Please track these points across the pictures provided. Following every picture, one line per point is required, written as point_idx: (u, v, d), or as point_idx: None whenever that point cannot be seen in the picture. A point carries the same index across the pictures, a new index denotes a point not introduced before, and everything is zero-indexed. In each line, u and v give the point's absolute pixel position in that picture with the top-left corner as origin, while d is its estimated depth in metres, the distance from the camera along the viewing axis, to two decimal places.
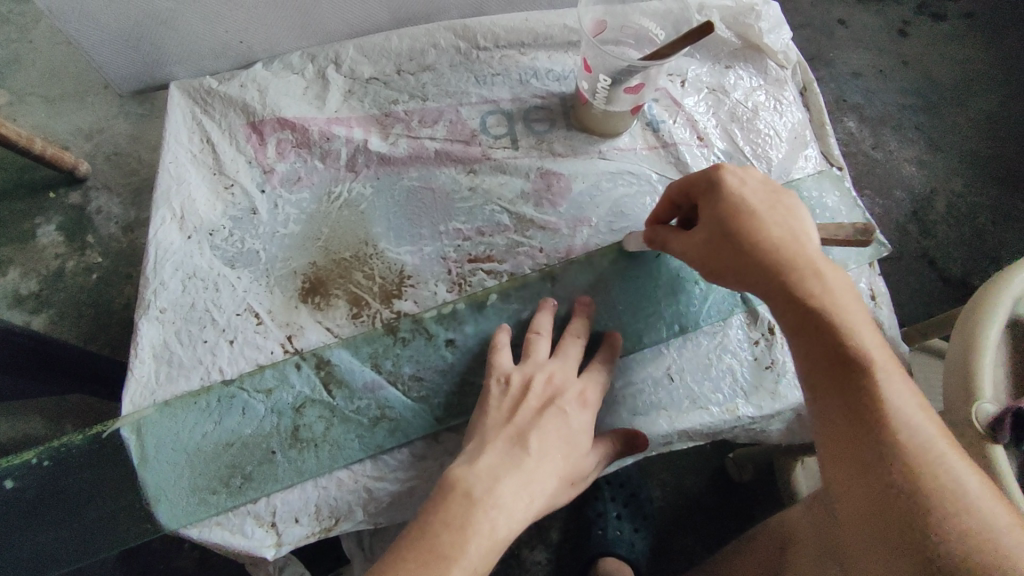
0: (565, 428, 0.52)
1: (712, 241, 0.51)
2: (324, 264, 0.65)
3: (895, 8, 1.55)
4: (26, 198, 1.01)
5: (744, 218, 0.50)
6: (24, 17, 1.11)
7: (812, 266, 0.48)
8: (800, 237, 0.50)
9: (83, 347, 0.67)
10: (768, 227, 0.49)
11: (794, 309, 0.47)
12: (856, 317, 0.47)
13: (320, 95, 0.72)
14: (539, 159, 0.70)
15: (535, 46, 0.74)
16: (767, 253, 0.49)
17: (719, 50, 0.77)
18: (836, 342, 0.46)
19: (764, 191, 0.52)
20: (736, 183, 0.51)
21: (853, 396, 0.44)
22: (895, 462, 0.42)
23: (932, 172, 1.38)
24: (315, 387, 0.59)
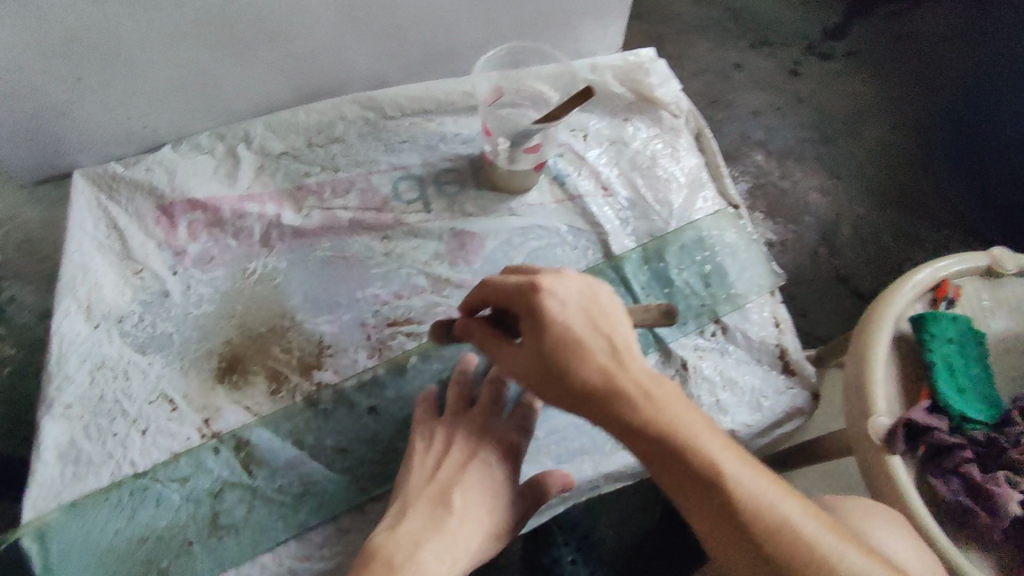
0: (489, 480, 0.52)
1: (543, 376, 0.48)
2: (240, 342, 0.65)
3: (784, 50, 1.69)
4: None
5: (565, 353, 0.46)
6: None
7: (639, 386, 0.46)
8: (621, 353, 0.47)
9: None
10: (589, 356, 0.46)
11: (640, 440, 0.45)
12: (693, 426, 0.45)
13: (230, 174, 0.72)
14: (451, 220, 0.72)
15: (440, 113, 0.78)
16: (596, 385, 0.46)
17: (615, 104, 0.83)
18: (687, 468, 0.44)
19: (581, 303, 0.48)
20: (546, 310, 0.47)
21: (718, 517, 0.44)
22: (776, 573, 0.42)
23: (835, 197, 1.48)
24: (234, 469, 0.58)
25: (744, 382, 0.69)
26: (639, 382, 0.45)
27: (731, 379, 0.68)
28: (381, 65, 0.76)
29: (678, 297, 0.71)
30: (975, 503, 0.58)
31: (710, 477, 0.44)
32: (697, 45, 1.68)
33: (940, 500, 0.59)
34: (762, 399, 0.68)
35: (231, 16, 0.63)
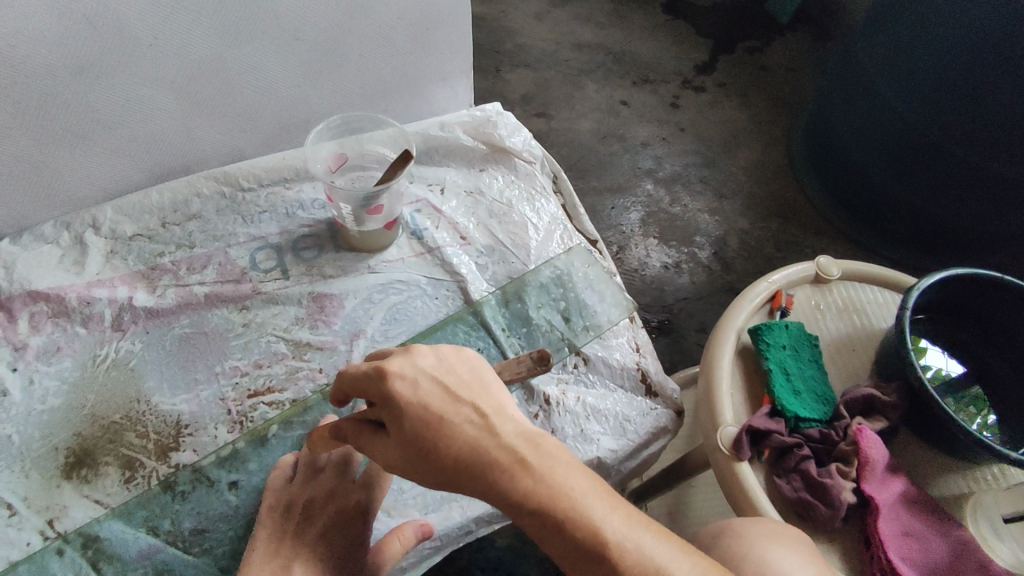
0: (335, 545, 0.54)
1: (413, 461, 0.43)
2: (91, 433, 0.63)
3: (664, 86, 1.82)
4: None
5: (426, 432, 0.42)
6: None
7: (513, 455, 0.40)
8: (489, 419, 0.42)
9: None
10: (451, 430, 0.41)
11: (523, 519, 0.39)
12: (579, 491, 0.38)
13: (78, 261, 0.71)
14: (310, 284, 0.73)
15: (298, 180, 0.80)
16: (466, 459, 0.40)
17: (471, 157, 0.87)
18: (577, 544, 0.37)
19: (439, 375, 0.44)
20: (402, 389, 0.43)
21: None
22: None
23: (721, 217, 1.57)
24: (80, 569, 0.56)
25: (608, 410, 0.71)
26: (511, 449, 0.40)
27: (595, 408, 0.70)
28: (233, 141, 0.78)
29: (538, 334, 0.74)
30: (817, 497, 0.61)
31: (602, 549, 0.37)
32: (583, 87, 1.78)
33: (786, 501, 0.62)
34: (627, 424, 0.70)
35: (61, 111, 0.64)
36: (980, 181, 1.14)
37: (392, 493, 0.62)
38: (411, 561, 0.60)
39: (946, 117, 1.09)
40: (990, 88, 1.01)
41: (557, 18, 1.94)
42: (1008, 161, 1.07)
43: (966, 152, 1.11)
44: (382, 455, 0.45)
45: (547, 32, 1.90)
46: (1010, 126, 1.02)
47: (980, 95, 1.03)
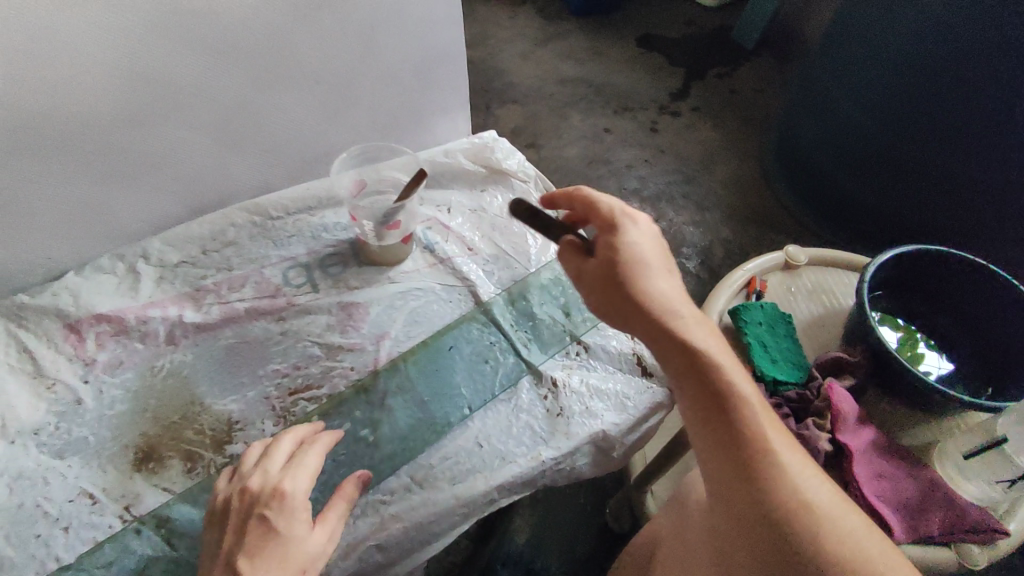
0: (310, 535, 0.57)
1: (606, 285, 0.58)
2: (154, 432, 0.71)
3: (643, 113, 1.96)
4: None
5: (634, 269, 0.58)
6: None
7: (689, 318, 0.57)
8: (679, 295, 0.59)
9: None
10: (655, 281, 0.58)
11: (679, 352, 0.55)
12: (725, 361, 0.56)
13: (132, 286, 0.81)
14: (338, 295, 0.82)
15: (321, 207, 0.90)
16: (657, 301, 0.57)
17: (473, 179, 0.98)
18: (714, 381, 0.53)
19: (656, 248, 0.60)
20: (634, 237, 0.60)
21: (726, 426, 0.52)
22: (759, 480, 0.50)
23: (705, 228, 1.68)
24: (156, 545, 0.64)
25: (609, 389, 0.79)
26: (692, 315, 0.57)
27: (598, 388, 0.79)
28: (263, 176, 0.88)
29: (542, 327, 0.84)
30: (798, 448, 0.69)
31: (730, 396, 0.53)
32: (568, 118, 1.92)
33: None
34: (627, 400, 0.78)
35: (118, 157, 0.74)
36: (947, 184, 1.21)
37: (423, 469, 0.70)
38: (443, 526, 0.68)
39: (916, 124, 1.17)
40: (955, 95, 1.09)
41: (539, 57, 2.10)
42: (973, 164, 1.15)
43: (935, 155, 1.19)
44: (578, 272, 0.61)
45: (531, 70, 2.05)
46: (985, 132, 1.09)
47: (947, 102, 1.10)
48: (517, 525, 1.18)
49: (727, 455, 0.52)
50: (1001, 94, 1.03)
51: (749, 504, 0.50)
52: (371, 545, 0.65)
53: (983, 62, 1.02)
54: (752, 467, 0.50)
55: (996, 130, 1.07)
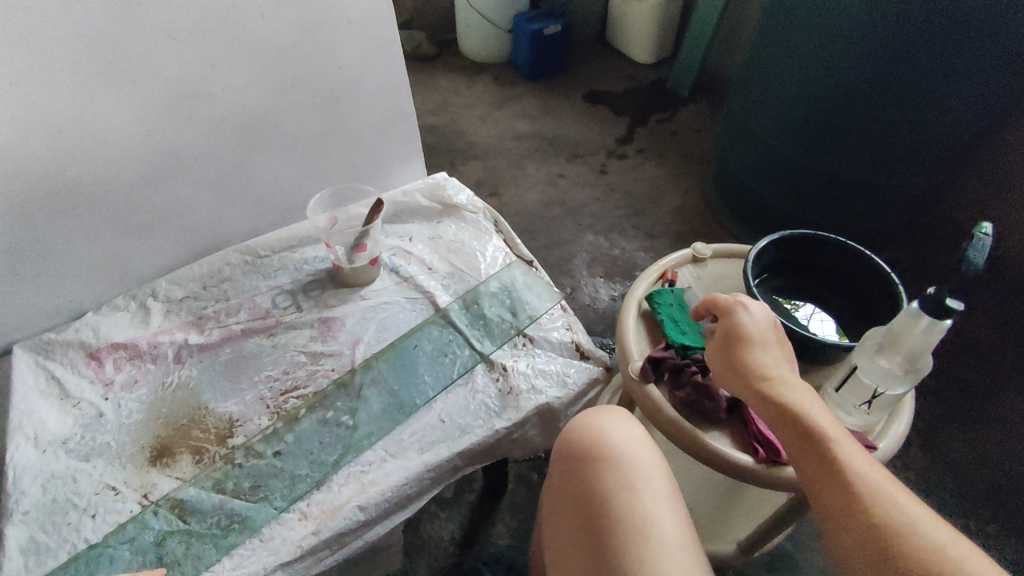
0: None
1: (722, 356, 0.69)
2: (166, 433, 0.85)
3: (592, 158, 2.18)
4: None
5: (738, 340, 0.68)
6: None
7: (783, 378, 0.64)
8: (783, 361, 0.66)
9: None
10: (755, 349, 0.67)
11: (776, 409, 0.62)
12: (824, 413, 0.61)
13: (144, 319, 0.96)
14: (320, 312, 0.98)
15: (302, 245, 1.07)
16: (757, 366, 0.66)
17: (430, 213, 1.15)
18: (807, 430, 0.60)
19: (763, 319, 0.69)
20: (740, 311, 0.69)
21: (820, 468, 0.57)
22: (856, 511, 0.54)
23: (654, 253, 1.87)
24: (171, 521, 0.76)
25: (551, 370, 0.94)
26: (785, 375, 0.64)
27: (541, 369, 0.94)
28: (252, 222, 1.05)
29: (493, 325, 0.99)
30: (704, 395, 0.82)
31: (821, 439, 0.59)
32: (525, 168, 2.13)
33: (681, 404, 0.84)
34: (566, 377, 0.93)
35: (131, 211, 0.91)
36: (887, 147, 1.17)
37: (395, 443, 0.84)
38: (415, 489, 0.80)
39: (839, 133, 1.19)
40: (872, 101, 1.11)
41: (496, 118, 2.34)
42: (901, 163, 1.19)
43: (862, 165, 1.22)
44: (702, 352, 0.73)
45: (489, 129, 2.28)
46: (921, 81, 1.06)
47: (882, 58, 1.06)
48: (498, 530, 1.28)
49: (825, 491, 0.56)
50: (916, 88, 1.07)
51: (848, 536, 0.54)
52: (354, 506, 0.77)
53: (887, 66, 1.06)
54: (851, 500, 0.55)
55: (920, 122, 1.11)
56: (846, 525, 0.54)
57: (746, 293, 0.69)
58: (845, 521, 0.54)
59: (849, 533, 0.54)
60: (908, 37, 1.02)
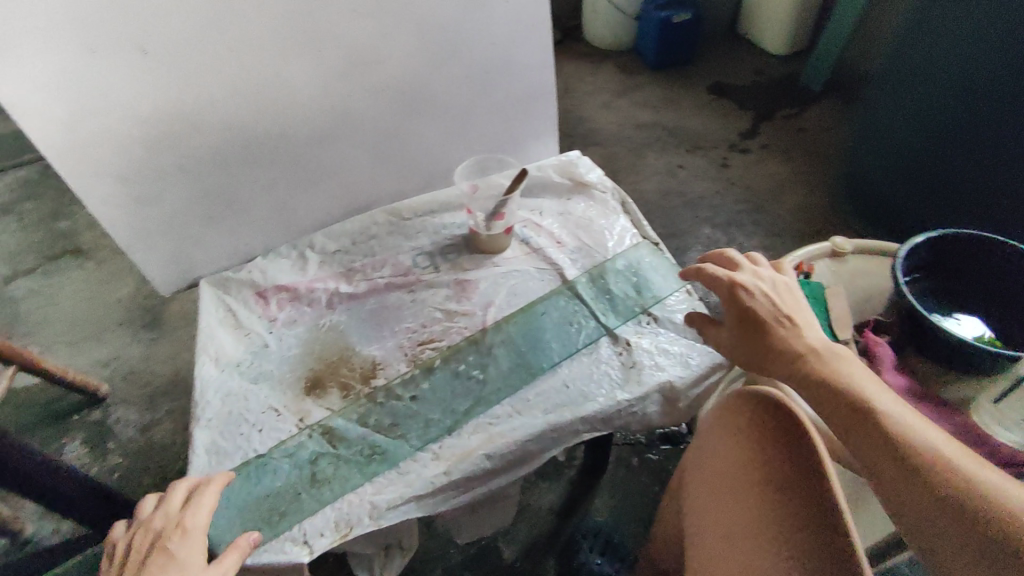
0: (172, 564, 0.65)
1: (740, 335, 0.74)
2: (319, 368, 0.94)
3: (713, 151, 2.12)
4: (54, 427, 1.40)
5: (751, 317, 0.72)
6: (90, 324, 1.60)
7: (807, 343, 0.69)
8: (800, 327, 0.70)
9: (91, 481, 0.92)
10: (770, 322, 0.71)
11: (803, 373, 0.66)
12: (854, 370, 0.65)
13: (302, 266, 1.06)
14: (455, 274, 1.04)
15: (441, 211, 1.14)
16: (777, 336, 0.70)
17: (560, 189, 1.19)
18: (836, 385, 0.63)
19: (772, 295, 0.74)
20: (745, 289, 0.74)
21: (852, 418, 0.60)
22: (902, 462, 0.55)
23: (775, 252, 1.79)
24: (323, 445, 0.85)
25: (674, 350, 0.95)
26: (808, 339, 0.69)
27: (664, 349, 0.95)
28: (400, 187, 1.14)
29: (618, 301, 1.01)
30: None
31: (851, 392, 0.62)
32: (643, 156, 2.12)
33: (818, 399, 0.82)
34: (690, 359, 0.93)
35: (301, 166, 1.02)
36: None
37: (522, 401, 0.89)
38: (538, 446, 0.84)
39: None
40: None
41: (618, 106, 2.33)
42: (998, 172, 1.34)
43: None
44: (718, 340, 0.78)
45: (610, 117, 2.28)
46: None
47: None
48: (598, 505, 1.32)
49: (869, 448, 0.58)
50: None
51: (892, 474, 0.56)
52: (482, 454, 0.82)
53: (972, 80, 1.31)
54: (887, 442, 0.57)
55: None
56: (888, 464, 0.56)
57: (747, 273, 0.74)
58: (890, 476, 0.56)
59: (893, 472, 0.56)
60: (1004, 41, 1.23)
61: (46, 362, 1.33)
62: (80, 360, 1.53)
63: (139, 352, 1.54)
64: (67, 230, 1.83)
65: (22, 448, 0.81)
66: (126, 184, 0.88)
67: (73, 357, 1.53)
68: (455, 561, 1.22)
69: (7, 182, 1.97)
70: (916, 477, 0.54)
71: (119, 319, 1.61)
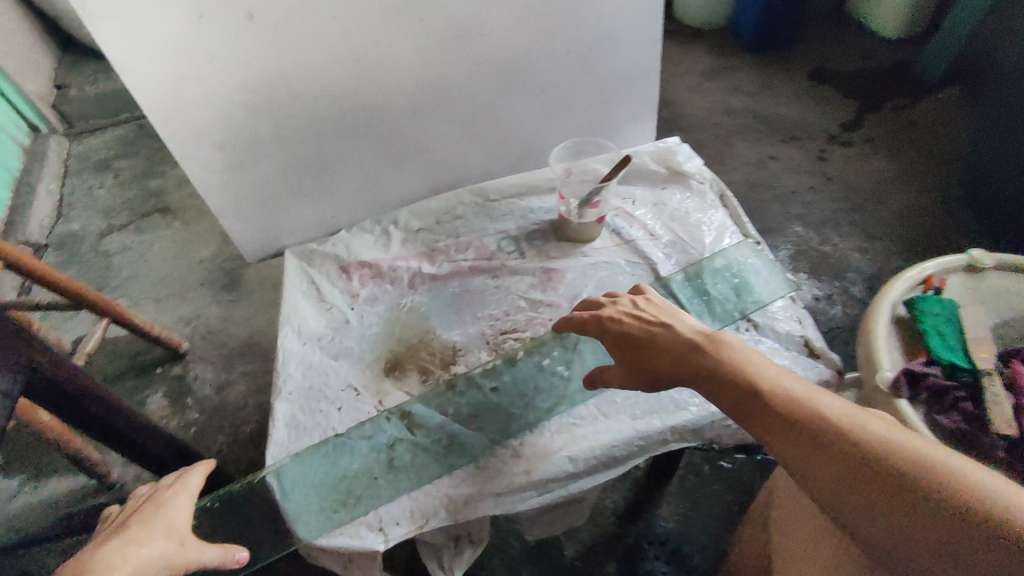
0: (163, 508, 0.69)
1: (635, 363, 0.71)
2: (399, 349, 0.92)
3: (810, 142, 1.97)
4: (138, 378, 1.46)
5: (638, 342, 0.71)
6: (175, 280, 1.66)
7: (698, 344, 0.66)
8: (698, 332, 0.68)
9: (171, 437, 0.94)
10: (659, 335, 0.70)
11: (712, 381, 0.63)
12: (762, 364, 0.62)
13: (386, 243, 1.04)
14: (542, 262, 0.99)
15: (528, 194, 1.09)
16: (675, 346, 0.68)
17: (655, 178, 1.11)
18: (744, 384, 0.60)
19: (639, 318, 0.73)
20: (621, 318, 0.74)
21: (773, 419, 0.57)
22: (827, 448, 0.53)
23: (875, 256, 1.64)
24: (402, 430, 0.83)
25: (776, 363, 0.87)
26: (698, 338, 0.67)
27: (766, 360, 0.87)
28: (488, 165, 1.10)
29: (716, 303, 0.94)
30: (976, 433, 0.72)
31: (756, 389, 0.59)
32: (732, 145, 1.99)
33: (946, 433, 0.74)
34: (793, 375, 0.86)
35: (392, 140, 0.99)
36: None
37: (607, 403, 0.84)
38: (624, 453, 0.79)
39: None
40: None
41: (707, 89, 2.20)
42: None
43: None
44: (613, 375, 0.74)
45: (698, 101, 2.15)
46: None
47: None
48: (664, 512, 1.23)
49: (798, 444, 0.54)
50: None
51: (835, 474, 0.52)
52: (564, 456, 0.79)
53: None
54: (817, 436, 0.53)
55: None
56: (828, 465, 0.52)
57: (608, 306, 0.74)
58: (823, 470, 0.52)
59: (837, 472, 0.52)
60: None
61: (136, 316, 1.38)
62: (164, 315, 1.58)
63: (218, 313, 1.58)
64: (158, 188, 1.89)
65: (110, 399, 0.82)
66: (225, 151, 0.88)
67: (157, 311, 1.59)
68: (514, 554, 1.17)
69: (106, 139, 2.06)
70: (856, 466, 0.51)
71: (201, 280, 1.66)
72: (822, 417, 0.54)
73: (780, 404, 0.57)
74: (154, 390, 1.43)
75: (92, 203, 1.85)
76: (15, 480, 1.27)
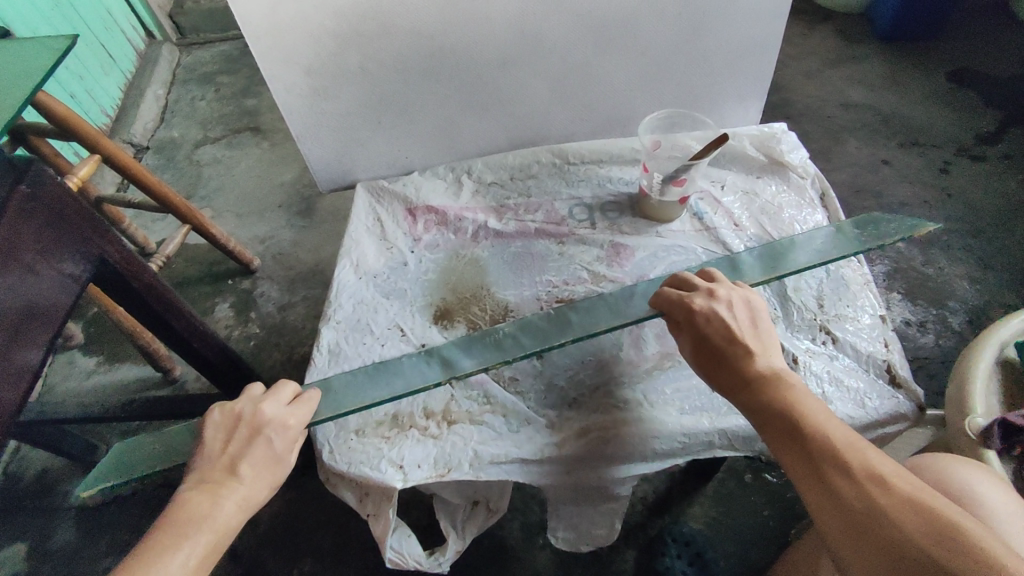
0: (266, 441, 0.60)
1: (701, 369, 0.66)
2: (451, 299, 0.90)
3: (936, 150, 1.77)
4: (210, 286, 1.53)
5: (706, 347, 0.65)
6: (256, 198, 1.71)
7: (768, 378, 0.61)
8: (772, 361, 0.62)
9: (224, 346, 0.97)
10: (732, 347, 0.64)
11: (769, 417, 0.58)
12: (828, 418, 0.56)
13: (456, 192, 1.02)
14: (612, 236, 0.95)
15: (609, 163, 1.03)
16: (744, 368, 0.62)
17: (751, 164, 1.03)
18: (805, 434, 0.55)
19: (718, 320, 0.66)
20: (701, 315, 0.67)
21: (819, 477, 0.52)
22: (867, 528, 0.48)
23: (986, 288, 1.47)
24: None
25: (850, 383, 0.79)
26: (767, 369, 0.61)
27: (838, 378, 0.80)
28: (572, 126, 1.05)
29: (794, 310, 0.87)
30: None
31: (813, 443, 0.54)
32: (844, 142, 1.82)
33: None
34: (866, 400, 0.77)
35: (476, 88, 0.95)
36: None
37: (656, 392, 0.80)
38: (664, 448, 0.75)
39: None
40: None
41: (827, 78, 2.01)
42: None
43: None
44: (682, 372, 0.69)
45: (815, 89, 1.97)
46: None
47: None
48: (693, 512, 1.12)
49: (838, 514, 0.50)
50: None
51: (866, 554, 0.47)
52: (598, 437, 0.75)
53: None
54: (862, 512, 0.49)
55: None
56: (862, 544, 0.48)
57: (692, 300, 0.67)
58: (854, 546, 0.48)
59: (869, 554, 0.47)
60: None
61: (216, 228, 1.43)
62: (239, 230, 1.65)
63: (289, 237, 1.63)
64: (251, 107, 1.95)
65: (176, 304, 0.86)
66: (311, 77, 0.87)
67: (234, 225, 1.66)
68: (531, 520, 1.11)
69: (212, 53, 2.13)
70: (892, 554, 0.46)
71: (279, 202, 1.70)
72: (878, 484, 0.50)
73: (833, 468, 0.52)
74: (220, 300, 1.50)
75: (191, 114, 1.93)
76: (91, 360, 1.37)
